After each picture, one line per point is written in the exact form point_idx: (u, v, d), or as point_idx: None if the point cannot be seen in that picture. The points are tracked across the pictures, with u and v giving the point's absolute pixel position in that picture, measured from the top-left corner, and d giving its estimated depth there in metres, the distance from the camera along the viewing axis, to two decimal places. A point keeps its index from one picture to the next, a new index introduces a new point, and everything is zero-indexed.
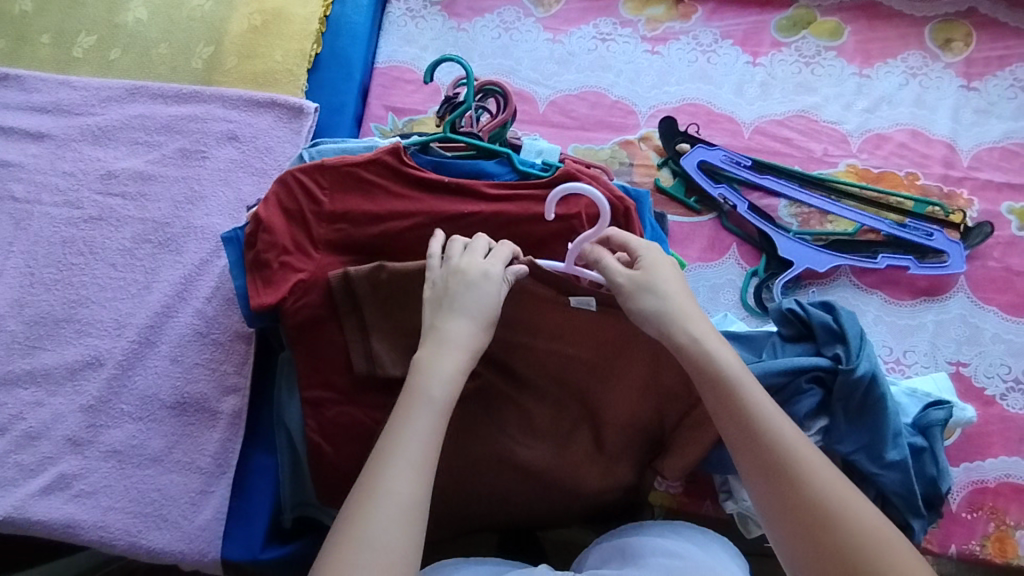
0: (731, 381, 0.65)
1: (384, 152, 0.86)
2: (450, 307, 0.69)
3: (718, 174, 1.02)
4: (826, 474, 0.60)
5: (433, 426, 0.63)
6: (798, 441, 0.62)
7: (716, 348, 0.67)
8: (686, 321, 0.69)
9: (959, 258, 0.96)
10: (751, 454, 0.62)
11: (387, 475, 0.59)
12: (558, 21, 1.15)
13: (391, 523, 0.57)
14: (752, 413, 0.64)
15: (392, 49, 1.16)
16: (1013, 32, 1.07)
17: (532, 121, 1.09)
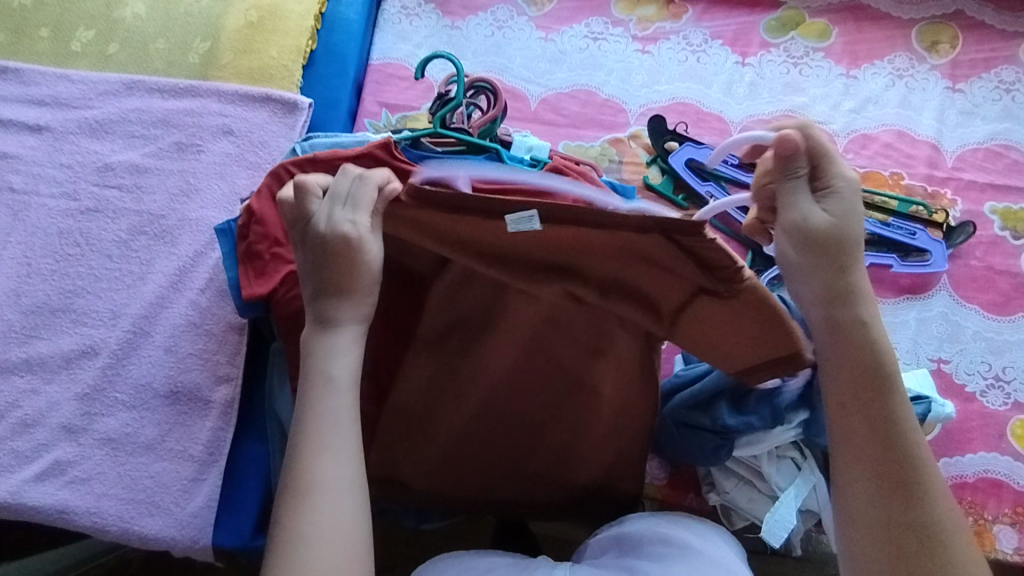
0: (874, 375, 0.64)
1: (374, 146, 0.87)
2: (327, 286, 0.65)
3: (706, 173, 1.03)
4: (942, 491, 0.62)
5: (348, 409, 0.65)
6: (920, 451, 0.63)
7: (869, 334, 0.65)
8: (843, 297, 0.65)
9: (940, 257, 0.98)
10: (875, 452, 0.63)
11: (317, 469, 0.63)
12: (551, 20, 1.16)
13: (339, 508, 0.62)
14: (890, 416, 0.63)
15: (387, 46, 1.17)
16: (998, 35, 1.08)
17: (523, 119, 1.10)
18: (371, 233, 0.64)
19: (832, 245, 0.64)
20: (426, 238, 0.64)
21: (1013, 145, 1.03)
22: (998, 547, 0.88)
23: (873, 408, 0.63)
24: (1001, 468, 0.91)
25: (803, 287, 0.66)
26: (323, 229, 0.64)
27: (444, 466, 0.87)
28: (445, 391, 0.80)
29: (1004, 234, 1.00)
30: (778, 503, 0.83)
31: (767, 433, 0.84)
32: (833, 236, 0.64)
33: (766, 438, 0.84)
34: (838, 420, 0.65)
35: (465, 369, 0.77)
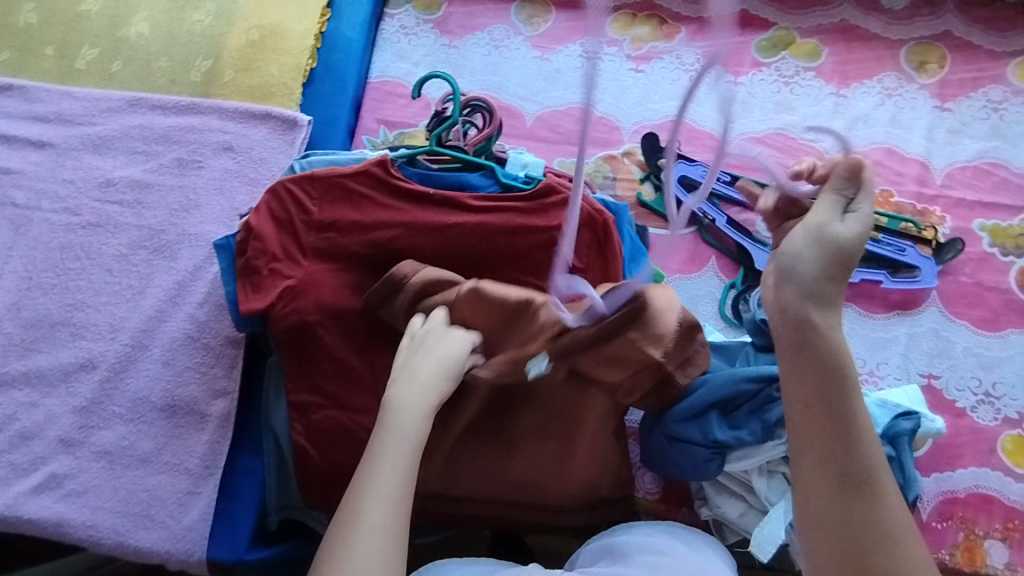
0: (832, 378, 0.65)
1: (372, 164, 0.89)
2: (424, 352, 0.78)
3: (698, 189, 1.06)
4: (894, 493, 0.63)
5: (407, 464, 0.70)
6: (873, 456, 0.64)
7: (829, 338, 0.65)
8: (812, 299, 0.66)
9: (930, 273, 0.99)
10: (831, 456, 0.64)
11: (363, 510, 0.66)
12: (546, 39, 1.17)
13: (376, 550, 0.64)
14: (846, 421, 0.64)
15: (385, 64, 1.18)
16: (986, 54, 1.09)
17: (519, 136, 1.12)
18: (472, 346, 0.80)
19: (837, 251, 0.65)
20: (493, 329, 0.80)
21: (1002, 164, 1.04)
22: (989, 562, 0.89)
23: (831, 407, 0.64)
24: (992, 483, 0.92)
25: (783, 287, 0.67)
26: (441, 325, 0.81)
27: (452, 466, 0.90)
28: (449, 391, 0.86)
29: (992, 251, 1.01)
30: (767, 518, 0.84)
31: (759, 448, 0.85)
32: (846, 246, 0.64)
33: (758, 453, 0.85)
34: (798, 424, 0.66)
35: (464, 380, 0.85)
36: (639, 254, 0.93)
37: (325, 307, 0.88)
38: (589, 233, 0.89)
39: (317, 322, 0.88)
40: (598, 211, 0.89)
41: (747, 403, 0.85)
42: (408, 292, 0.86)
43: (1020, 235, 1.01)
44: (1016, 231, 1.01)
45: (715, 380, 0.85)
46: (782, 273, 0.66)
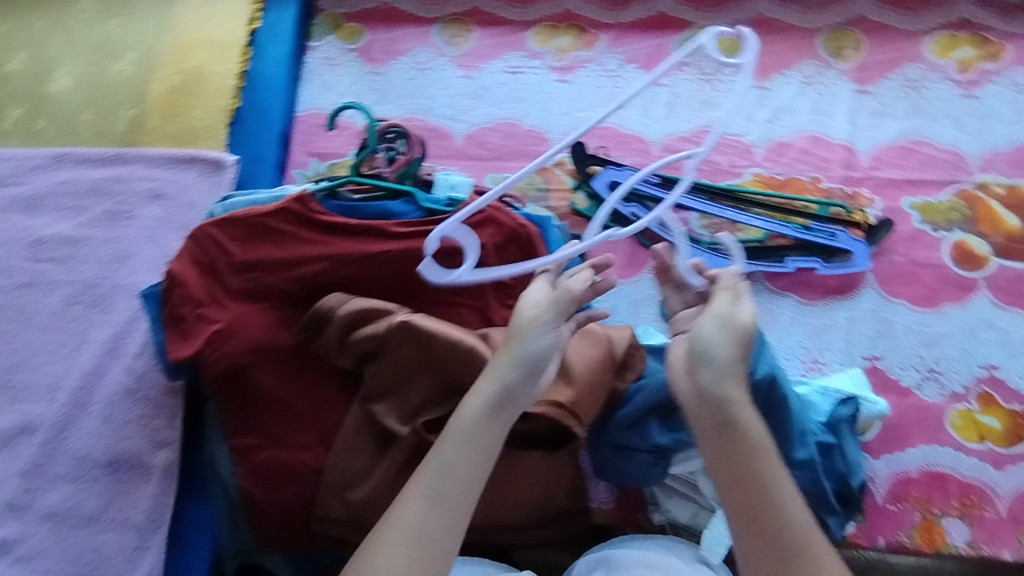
0: (755, 452, 0.65)
1: (290, 201, 0.88)
2: (509, 345, 0.75)
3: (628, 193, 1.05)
4: (835, 563, 0.60)
5: (455, 467, 0.69)
6: (811, 533, 0.62)
7: (745, 414, 0.67)
8: (724, 378, 0.68)
9: (863, 256, 0.99)
10: (769, 537, 0.61)
11: (399, 508, 0.67)
12: (469, 58, 1.18)
13: (399, 550, 0.65)
14: (775, 496, 0.63)
15: (311, 97, 1.18)
16: (900, 35, 1.09)
17: (449, 156, 1.12)
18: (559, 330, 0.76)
19: (737, 336, 0.70)
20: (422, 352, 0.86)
21: (926, 141, 1.04)
22: (949, 541, 0.89)
23: (753, 474, 0.64)
24: (944, 460, 0.92)
25: (698, 370, 0.69)
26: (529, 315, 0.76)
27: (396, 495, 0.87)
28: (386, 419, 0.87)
29: (924, 228, 1.01)
30: (715, 519, 0.84)
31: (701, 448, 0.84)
32: (744, 334, 0.70)
33: (700, 454, 0.85)
34: (727, 498, 0.64)
35: (401, 402, 0.88)
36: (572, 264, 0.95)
37: (256, 347, 0.88)
38: (516, 249, 0.89)
39: (249, 362, 0.88)
40: (522, 224, 0.88)
41: None
42: (336, 324, 0.86)
43: (950, 209, 1.01)
44: (945, 206, 1.01)
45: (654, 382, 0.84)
46: (697, 356, 0.69)
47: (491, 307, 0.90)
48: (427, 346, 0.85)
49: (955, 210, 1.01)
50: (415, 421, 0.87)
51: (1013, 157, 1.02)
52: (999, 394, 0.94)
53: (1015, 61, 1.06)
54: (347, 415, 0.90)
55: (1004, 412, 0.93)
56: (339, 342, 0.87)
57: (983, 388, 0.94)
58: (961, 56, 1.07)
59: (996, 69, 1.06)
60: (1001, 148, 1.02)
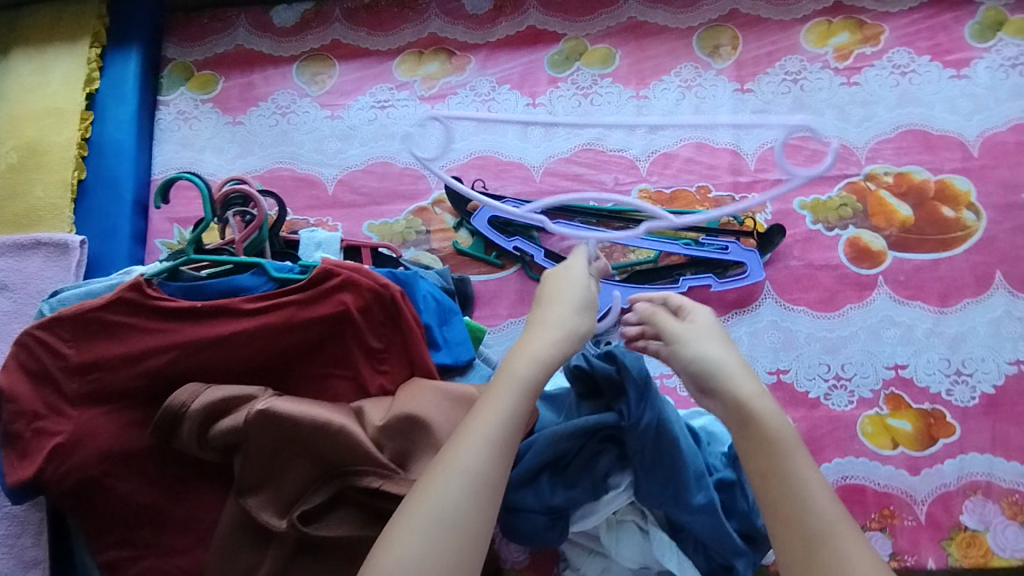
0: (776, 448, 0.63)
1: (123, 289, 0.80)
2: (556, 300, 0.75)
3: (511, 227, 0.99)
4: (866, 550, 0.56)
5: (516, 405, 0.65)
6: (844, 524, 0.58)
7: (759, 409, 0.65)
8: (732, 379, 0.68)
9: (757, 266, 0.94)
10: (798, 526, 0.58)
11: (457, 447, 0.62)
12: (334, 96, 1.10)
13: (462, 488, 0.59)
14: (804, 488, 0.60)
15: (168, 156, 1.09)
16: (776, 26, 1.05)
17: (322, 206, 1.05)
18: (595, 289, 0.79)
19: (725, 342, 0.72)
20: (285, 438, 0.78)
21: (811, 136, 1.00)
22: None
23: (773, 465, 0.62)
24: (859, 471, 0.88)
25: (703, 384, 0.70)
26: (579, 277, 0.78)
27: None
28: (262, 515, 0.78)
29: (817, 228, 0.97)
30: None
31: (599, 502, 0.77)
32: (718, 332, 0.73)
33: (598, 509, 0.77)
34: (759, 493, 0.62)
35: (276, 492, 0.79)
36: (450, 316, 0.88)
37: (108, 455, 0.80)
38: (382, 312, 0.82)
39: (103, 471, 0.80)
40: (384, 284, 0.81)
41: (577, 458, 0.78)
42: (190, 420, 0.79)
43: (841, 205, 0.97)
44: (836, 203, 0.97)
45: (541, 441, 0.76)
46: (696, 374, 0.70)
47: (363, 375, 0.83)
48: (290, 431, 0.78)
49: (846, 205, 0.97)
50: (291, 513, 0.78)
51: (900, 143, 0.98)
52: (907, 394, 0.90)
53: (892, 42, 1.02)
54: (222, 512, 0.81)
55: (914, 413, 0.90)
56: (198, 438, 0.80)
57: (891, 389, 0.91)
58: (838, 42, 1.03)
59: (875, 52, 1.02)
60: (886, 134, 0.99)
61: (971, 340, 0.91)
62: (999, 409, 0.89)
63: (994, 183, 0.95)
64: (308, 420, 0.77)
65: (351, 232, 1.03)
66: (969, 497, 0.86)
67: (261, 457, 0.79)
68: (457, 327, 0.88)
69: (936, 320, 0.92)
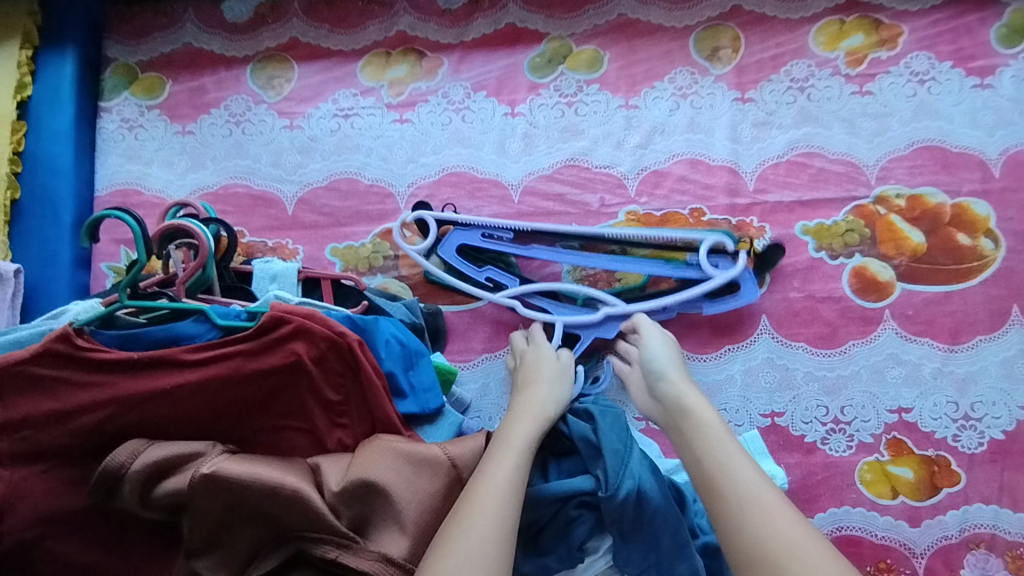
0: (710, 436, 0.68)
1: (50, 339, 0.72)
2: (530, 380, 0.77)
3: (481, 256, 0.90)
4: (785, 510, 0.60)
5: (518, 470, 0.65)
6: (768, 496, 0.61)
7: (696, 408, 0.72)
8: (677, 380, 0.76)
9: (751, 288, 0.84)
10: (727, 492, 0.62)
11: (473, 503, 0.61)
12: (293, 103, 1.00)
13: (482, 538, 0.58)
14: (732, 462, 0.64)
15: (112, 170, 1.00)
16: (783, 25, 0.94)
17: (281, 227, 0.96)
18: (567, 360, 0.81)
19: (676, 352, 0.81)
20: (233, 500, 0.70)
21: (817, 152, 0.91)
22: None
23: (704, 444, 0.67)
24: (856, 522, 0.82)
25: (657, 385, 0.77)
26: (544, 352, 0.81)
27: None
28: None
29: (820, 256, 0.88)
30: None
31: (575, 568, 0.71)
32: (675, 345, 0.82)
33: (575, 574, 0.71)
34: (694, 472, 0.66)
35: (228, 555, 0.70)
36: (416, 359, 0.80)
37: (43, 517, 0.72)
38: (339, 361, 0.75)
39: (40, 534, 0.72)
40: (341, 332, 0.74)
41: (552, 523, 0.71)
42: (130, 482, 0.71)
43: (847, 231, 0.88)
44: (842, 228, 0.88)
45: None
46: (651, 376, 0.78)
47: (321, 429, 0.76)
48: (238, 494, 0.70)
49: (853, 231, 0.88)
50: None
51: (914, 161, 0.89)
52: (911, 440, 0.83)
53: (911, 45, 0.91)
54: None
55: (917, 459, 0.83)
56: (141, 500, 0.72)
57: (893, 434, 0.84)
58: (850, 45, 0.92)
59: (891, 56, 0.92)
60: (900, 151, 0.89)
61: (982, 381, 0.84)
62: (1008, 457, 0.82)
63: (1017, 208, 0.86)
64: (258, 484, 0.69)
65: (313, 257, 0.95)
66: (971, 550, 0.80)
67: (208, 520, 0.70)
68: (426, 371, 0.80)
69: (945, 359, 0.85)
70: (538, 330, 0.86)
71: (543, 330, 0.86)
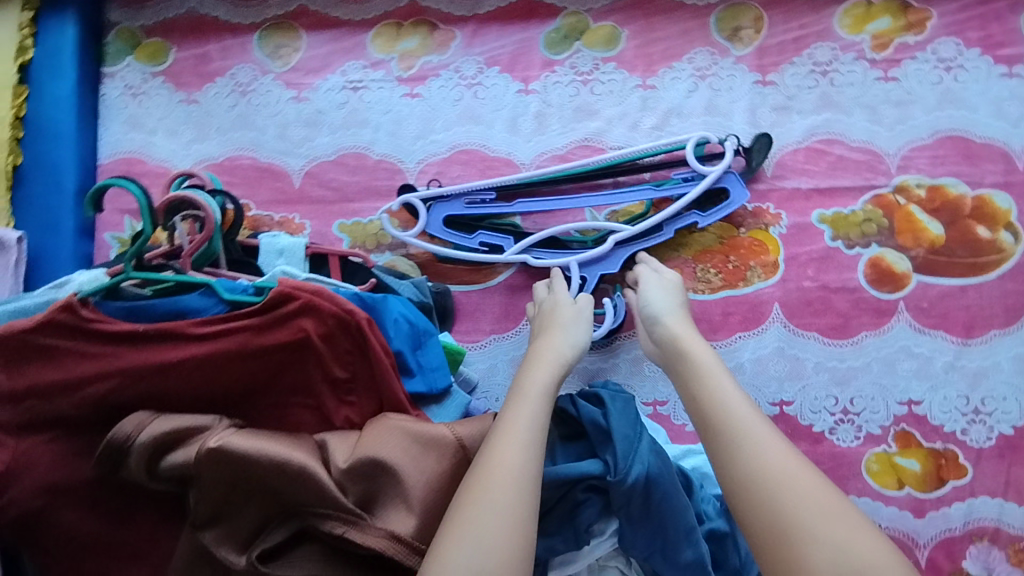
0: (703, 373, 0.67)
1: (55, 310, 0.71)
2: (550, 326, 0.77)
3: (470, 224, 0.89)
4: (779, 442, 0.60)
5: (536, 418, 0.65)
6: (762, 429, 0.61)
7: (688, 346, 0.71)
8: (672, 322, 0.74)
9: (739, 189, 0.86)
10: (721, 427, 0.62)
11: (496, 453, 0.61)
12: (301, 74, 0.97)
13: (505, 490, 0.58)
14: (726, 398, 0.64)
15: (116, 138, 0.98)
16: (807, 7, 0.91)
17: (287, 201, 0.94)
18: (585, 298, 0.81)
19: (675, 292, 0.79)
20: (241, 468, 0.70)
21: (837, 139, 0.89)
22: None
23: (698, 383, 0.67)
24: (860, 512, 0.82)
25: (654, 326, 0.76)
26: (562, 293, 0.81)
27: None
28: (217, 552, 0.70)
29: (836, 246, 0.87)
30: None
31: (580, 551, 0.71)
32: (676, 285, 0.80)
33: (580, 558, 0.71)
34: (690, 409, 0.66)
35: (234, 526, 0.70)
36: (424, 340, 0.79)
37: (49, 487, 0.72)
38: (347, 339, 0.74)
39: (47, 504, 0.72)
40: (349, 309, 0.73)
41: (558, 505, 0.70)
42: (138, 452, 0.71)
43: (865, 220, 0.87)
44: (859, 218, 0.87)
45: None
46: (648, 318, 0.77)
47: (328, 406, 0.75)
48: (245, 463, 0.69)
49: (871, 221, 0.87)
50: (247, 553, 0.69)
51: (936, 151, 0.87)
52: (919, 432, 0.83)
53: (939, 31, 0.89)
54: (176, 547, 0.73)
55: (925, 452, 0.82)
56: (149, 469, 0.71)
57: (902, 426, 0.83)
58: (877, 28, 0.90)
59: (918, 41, 0.89)
60: (921, 140, 0.87)
61: (994, 376, 0.83)
62: (1015, 453, 0.82)
63: None
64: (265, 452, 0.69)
65: (320, 232, 0.93)
66: (974, 543, 0.80)
67: (213, 491, 0.70)
68: (434, 351, 0.80)
69: (958, 353, 0.84)
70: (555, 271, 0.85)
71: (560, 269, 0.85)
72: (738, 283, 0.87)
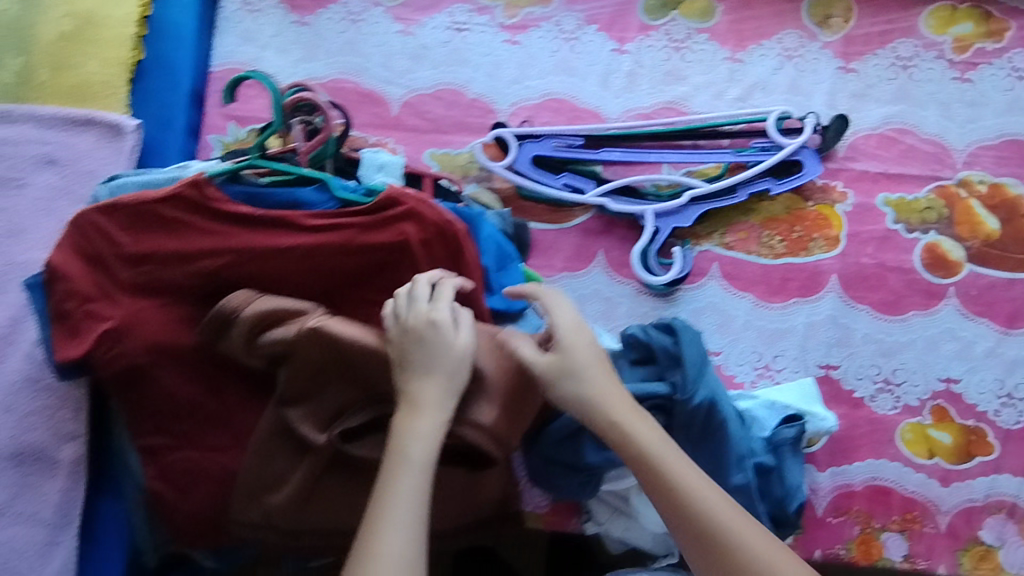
0: (666, 467, 0.66)
1: (184, 186, 0.78)
2: (421, 370, 0.70)
3: (556, 166, 0.95)
4: (755, 531, 0.63)
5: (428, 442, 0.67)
6: (739, 515, 0.64)
7: (630, 432, 0.68)
8: (596, 405, 0.70)
9: (813, 163, 0.93)
10: (699, 528, 0.63)
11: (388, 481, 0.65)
12: (410, 10, 1.03)
13: (404, 516, 0.62)
14: (698, 491, 0.64)
15: (229, 49, 1.04)
16: (894, 4, 0.97)
17: (384, 126, 1.00)
18: (460, 334, 0.72)
19: (585, 355, 0.71)
20: (330, 354, 0.76)
21: (909, 129, 0.94)
22: (886, 555, 0.85)
23: (658, 479, 0.65)
24: (890, 474, 0.87)
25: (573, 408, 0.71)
26: (443, 339, 0.71)
27: (311, 501, 0.78)
28: (299, 427, 0.77)
29: (896, 228, 0.92)
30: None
31: None
32: (574, 346, 0.72)
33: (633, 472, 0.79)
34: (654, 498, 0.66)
35: (315, 407, 0.77)
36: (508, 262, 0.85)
37: (157, 346, 0.78)
38: (442, 249, 0.79)
39: (152, 362, 0.78)
40: (449, 219, 0.79)
41: None
42: (240, 326, 0.77)
43: (926, 208, 0.92)
44: (922, 205, 0.92)
45: None
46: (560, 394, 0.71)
47: None
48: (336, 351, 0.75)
49: (932, 209, 0.92)
50: (331, 429, 0.76)
51: (1001, 152, 0.93)
52: (954, 409, 0.89)
53: (1016, 41, 0.95)
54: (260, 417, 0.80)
55: (957, 427, 0.88)
56: (248, 343, 0.77)
57: (938, 401, 0.89)
58: (959, 31, 0.96)
59: (995, 49, 0.95)
60: (988, 140, 0.93)
61: None
62: None
63: None
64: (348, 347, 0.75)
65: (411, 158, 0.99)
66: (992, 514, 0.85)
67: (297, 375, 0.77)
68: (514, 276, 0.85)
69: (999, 340, 0.89)
70: (423, 287, 0.74)
71: (417, 286, 0.74)
72: (800, 252, 0.92)
